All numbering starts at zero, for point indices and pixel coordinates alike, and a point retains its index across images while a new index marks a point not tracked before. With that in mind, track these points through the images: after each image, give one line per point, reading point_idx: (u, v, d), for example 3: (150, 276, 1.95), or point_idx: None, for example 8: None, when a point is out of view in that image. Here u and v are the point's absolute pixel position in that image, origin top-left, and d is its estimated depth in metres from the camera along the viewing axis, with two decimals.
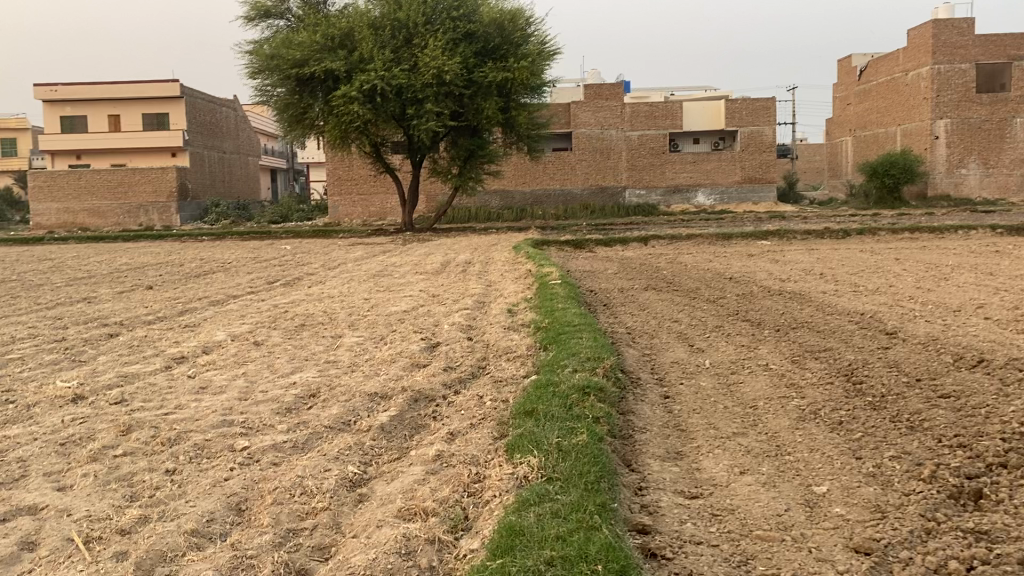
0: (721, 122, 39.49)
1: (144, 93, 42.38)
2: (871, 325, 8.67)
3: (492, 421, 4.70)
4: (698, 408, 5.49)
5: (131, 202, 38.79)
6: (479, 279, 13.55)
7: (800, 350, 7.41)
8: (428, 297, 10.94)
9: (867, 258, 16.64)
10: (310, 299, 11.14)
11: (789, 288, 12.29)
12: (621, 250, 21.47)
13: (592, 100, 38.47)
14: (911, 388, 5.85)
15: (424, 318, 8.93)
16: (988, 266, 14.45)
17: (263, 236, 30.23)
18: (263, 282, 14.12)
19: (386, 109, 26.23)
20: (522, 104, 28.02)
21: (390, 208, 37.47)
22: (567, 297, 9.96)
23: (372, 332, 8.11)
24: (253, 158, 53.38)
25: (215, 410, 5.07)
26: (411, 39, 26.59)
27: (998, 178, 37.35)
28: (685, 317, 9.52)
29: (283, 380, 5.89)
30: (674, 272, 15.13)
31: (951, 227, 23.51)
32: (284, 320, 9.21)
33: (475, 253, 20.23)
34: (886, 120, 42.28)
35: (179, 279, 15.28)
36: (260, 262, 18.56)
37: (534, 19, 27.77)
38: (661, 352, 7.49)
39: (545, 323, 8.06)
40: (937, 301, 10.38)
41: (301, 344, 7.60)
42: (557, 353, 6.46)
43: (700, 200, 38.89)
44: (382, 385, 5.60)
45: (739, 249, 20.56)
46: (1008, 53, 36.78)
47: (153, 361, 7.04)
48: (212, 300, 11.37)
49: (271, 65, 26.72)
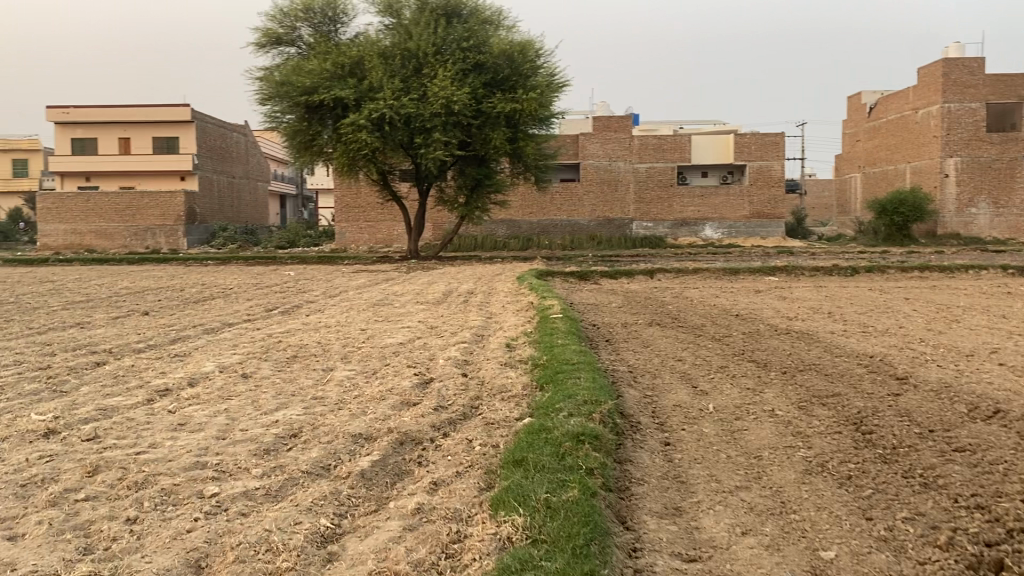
0: (730, 156, 39.44)
1: (154, 116, 42.62)
2: (881, 369, 8.39)
3: (480, 470, 4.46)
4: (699, 457, 5.21)
5: (139, 224, 38.81)
6: (480, 311, 13.35)
7: (807, 395, 7.13)
8: (426, 329, 10.72)
9: (876, 297, 16.37)
10: (306, 329, 10.93)
11: (797, 327, 12.03)
12: (627, 283, 21.27)
13: (600, 132, 38.48)
14: (924, 441, 5.56)
15: (419, 351, 8.71)
16: (1001, 308, 14.16)
17: (268, 261, 30.13)
18: (261, 309, 13.94)
19: (395, 137, 26.20)
20: (531, 135, 27.91)
21: (397, 235, 37.40)
22: (568, 332, 9.71)
23: (365, 365, 7.88)
24: (262, 183, 53.56)
25: (189, 450, 4.83)
26: (421, 69, 26.69)
27: (1009, 218, 37.12)
28: (689, 355, 9.24)
29: (265, 419, 5.66)
30: (680, 308, 14.89)
31: (961, 267, 23.22)
32: (276, 350, 8.99)
33: (479, 282, 20.05)
34: (895, 157, 42.15)
35: (177, 304, 15.12)
36: (261, 289, 18.40)
37: (544, 52, 27.83)
38: (664, 394, 7.21)
39: (544, 360, 7.81)
40: (949, 344, 10.09)
41: (290, 378, 7.37)
42: (554, 394, 6.19)
43: (708, 233, 38.74)
44: (367, 426, 5.37)
45: (746, 284, 20.33)
46: (1019, 93, 36.66)
47: (136, 393, 6.81)
48: (206, 328, 11.18)
49: (281, 92, 26.77)
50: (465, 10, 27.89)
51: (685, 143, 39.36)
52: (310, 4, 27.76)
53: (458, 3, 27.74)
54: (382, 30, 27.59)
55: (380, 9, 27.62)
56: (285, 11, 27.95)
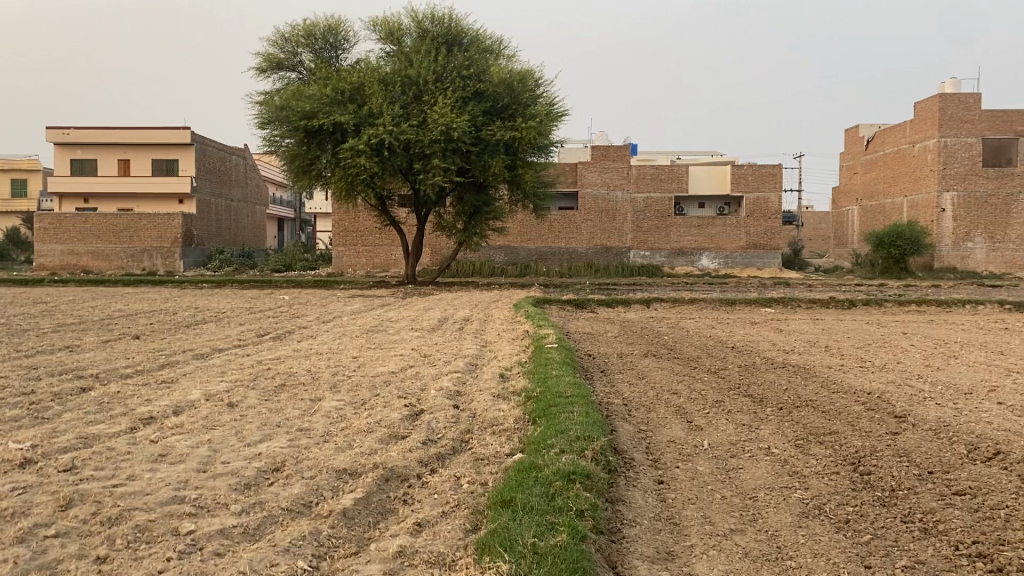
0: (728, 187, 39.55)
1: (154, 138, 42.69)
2: (878, 406, 8.26)
3: (467, 509, 4.34)
4: (694, 497, 5.07)
5: (136, 246, 38.74)
6: (475, 339, 13.23)
7: (803, 433, 7.00)
8: (419, 357, 10.59)
9: (872, 331, 16.30)
10: (297, 356, 10.79)
11: (793, 360, 11.92)
12: (624, 312, 21.18)
13: (599, 161, 38.61)
14: (923, 483, 5.44)
15: (410, 381, 8.59)
16: (998, 344, 14.10)
17: (264, 285, 30.01)
18: (253, 334, 13.79)
19: (393, 162, 26.24)
20: (529, 163, 27.92)
21: (394, 260, 37.32)
22: (562, 363, 9.58)
23: (355, 395, 7.75)
24: (260, 207, 53.62)
25: (167, 483, 4.70)
26: (421, 95, 26.79)
27: (1005, 253, 37.20)
28: (684, 389, 9.10)
29: (249, 451, 5.53)
30: (676, 338, 14.79)
31: (958, 302, 23.18)
32: (265, 378, 8.85)
33: (475, 309, 19.95)
34: (892, 190, 42.30)
35: (169, 328, 14.97)
36: (255, 313, 18.27)
37: (544, 81, 28.00)
38: (658, 429, 7.08)
39: (537, 392, 7.68)
40: (947, 381, 9.98)
41: (278, 408, 7.23)
42: (546, 429, 6.05)
43: (704, 263, 38.71)
44: (352, 460, 5.25)
45: (742, 315, 20.26)
46: (1014, 129, 36.87)
47: (119, 421, 6.67)
48: (197, 353, 11.04)
49: (281, 116, 26.81)
50: (465, 39, 28.07)
51: (683, 173, 39.45)
52: (312, 30, 27.93)
53: (459, 32, 27.93)
54: (383, 57, 27.73)
55: (381, 36, 27.77)
56: (287, 36, 28.08)
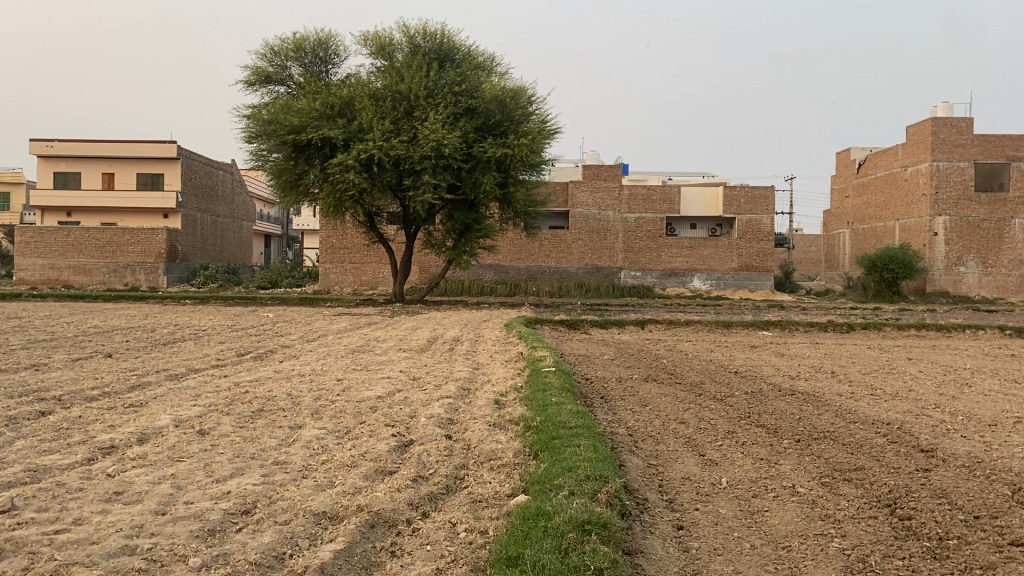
0: (720, 209, 39.14)
1: (140, 152, 41.98)
2: (902, 439, 7.69)
3: (465, 567, 3.74)
4: (721, 546, 4.48)
5: (119, 260, 37.98)
6: (466, 361, 12.60)
7: (827, 469, 6.42)
8: (407, 380, 9.96)
9: (876, 356, 15.74)
10: (278, 377, 10.14)
11: (801, 387, 11.36)
12: (617, 334, 20.64)
13: (590, 181, 38.13)
14: (973, 531, 4.86)
15: (398, 407, 7.96)
16: (1008, 371, 13.59)
17: (248, 302, 29.24)
18: (233, 353, 13.11)
19: (383, 178, 25.72)
20: (520, 180, 27.38)
21: (382, 278, 36.67)
22: (561, 390, 8.95)
23: (338, 423, 7.12)
24: (247, 223, 52.98)
25: (118, 529, 4.06)
26: (412, 111, 26.33)
27: (998, 277, 36.94)
28: (691, 418, 8.51)
29: (216, 489, 4.91)
30: (675, 362, 14.21)
31: (957, 326, 22.71)
32: (241, 402, 8.21)
33: (465, 329, 19.35)
34: (884, 214, 41.99)
35: (146, 346, 14.27)
36: (238, 331, 17.58)
37: (536, 98, 27.56)
38: (669, 463, 6.49)
39: (539, 421, 7.06)
40: (965, 411, 9.43)
41: (252, 437, 6.59)
42: (551, 466, 5.43)
43: (696, 284, 38.21)
44: (332, 503, 4.63)
45: (740, 338, 19.69)
46: (1007, 154, 36.65)
47: (75, 451, 6.01)
48: (171, 374, 10.38)
49: (269, 130, 26.29)
50: (458, 54, 27.55)
51: (675, 194, 39.03)
52: (302, 44, 27.41)
53: (452, 47, 27.43)
54: (374, 72, 27.24)
55: (372, 51, 27.29)
56: (276, 49, 27.55)
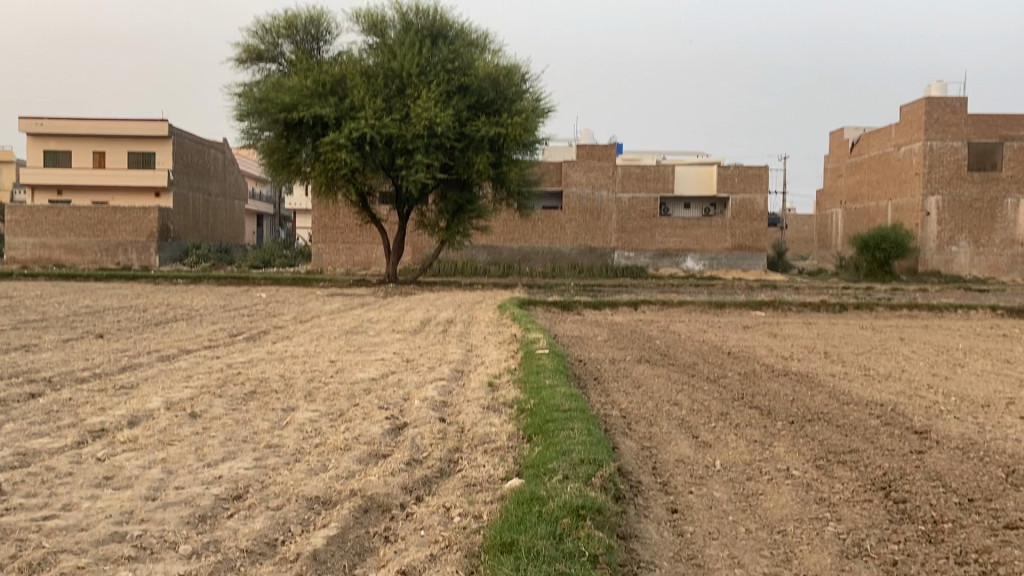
0: (713, 187, 38.94)
1: (131, 131, 41.60)
2: (895, 421, 7.68)
3: (459, 553, 3.71)
4: (716, 530, 4.47)
5: (111, 240, 37.73)
6: (459, 342, 12.56)
7: (822, 452, 6.40)
8: (401, 361, 9.92)
9: (868, 337, 15.77)
10: (270, 359, 10.08)
11: (794, 368, 11.35)
12: (610, 314, 20.62)
13: (584, 160, 37.88)
14: (968, 514, 4.85)
15: (391, 389, 7.92)
16: (1000, 352, 13.62)
17: (240, 282, 29.11)
18: (225, 334, 13.04)
19: (375, 157, 25.59)
20: (514, 160, 27.25)
21: (375, 258, 36.55)
22: (555, 372, 8.91)
23: (331, 405, 7.08)
24: (239, 202, 52.65)
25: (107, 515, 4.01)
26: (404, 89, 26.13)
27: (989, 257, 37.04)
28: (685, 399, 8.48)
29: (207, 474, 4.86)
30: (668, 343, 14.21)
31: (949, 306, 22.77)
32: (233, 384, 8.15)
33: (458, 310, 19.31)
34: (877, 194, 41.98)
35: (138, 327, 14.17)
36: (230, 312, 17.52)
37: (529, 76, 27.36)
38: (663, 446, 6.46)
39: (533, 404, 7.02)
40: (958, 392, 9.43)
41: (244, 420, 6.54)
42: (545, 450, 5.40)
43: (688, 264, 38.26)
44: (324, 487, 4.59)
45: (733, 318, 19.70)
46: (999, 133, 36.61)
47: (65, 434, 5.96)
48: (163, 355, 10.31)
49: (260, 108, 26.06)
50: (451, 32, 27.27)
51: (668, 174, 38.91)
52: (293, 21, 27.10)
53: (444, 25, 27.12)
54: (366, 50, 26.95)
55: (364, 28, 26.98)
56: (267, 27, 27.25)
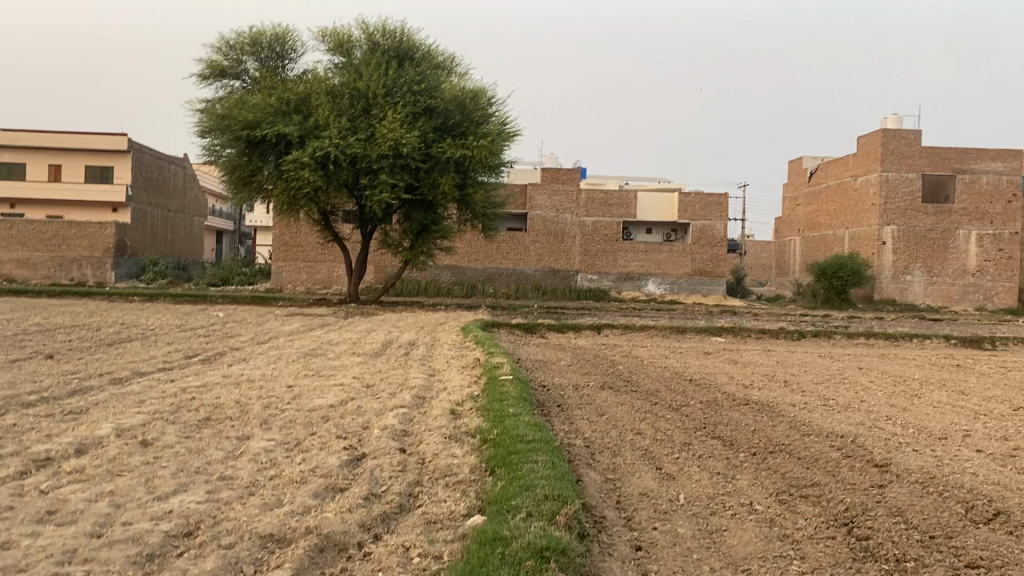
0: (675, 214, 39.41)
1: (89, 144, 40.85)
2: (856, 453, 7.72)
3: None
4: (681, 570, 4.41)
5: (65, 255, 36.89)
6: (421, 367, 12.41)
7: (784, 485, 6.39)
8: (361, 387, 9.74)
9: (827, 365, 15.93)
10: (226, 383, 9.83)
11: (756, 397, 11.39)
12: (573, 338, 20.61)
13: (548, 184, 38.09)
14: (930, 552, 4.85)
15: (351, 417, 7.75)
16: (956, 382, 13.83)
17: (198, 300, 28.60)
18: (180, 356, 12.72)
19: (339, 177, 25.37)
20: (478, 182, 27.22)
21: (336, 277, 36.19)
22: (518, 399, 8.80)
23: (288, 434, 6.90)
24: (198, 218, 51.92)
25: (48, 555, 3.82)
26: (369, 109, 26.05)
27: (942, 287, 37.85)
28: (648, 428, 8.45)
29: (157, 508, 4.67)
30: (631, 369, 14.20)
31: (906, 335, 23.13)
32: (187, 410, 7.91)
33: (420, 332, 19.14)
34: (834, 222, 42.74)
35: (90, 347, 13.79)
36: (186, 332, 17.14)
37: (496, 99, 27.44)
38: (626, 478, 6.40)
39: (496, 435, 6.91)
40: (915, 424, 9.53)
41: (197, 449, 6.34)
42: (508, 485, 5.29)
43: (650, 288, 38.45)
44: (280, 524, 4.44)
45: (694, 344, 19.81)
46: (952, 166, 37.57)
47: (6, 464, 5.70)
48: (115, 377, 10.01)
49: (222, 125, 25.77)
50: (417, 54, 27.28)
51: (631, 199, 39.22)
52: (258, 38, 26.93)
53: (411, 46, 27.15)
54: (331, 69, 26.84)
55: (330, 47, 26.89)
56: (231, 43, 27.02)
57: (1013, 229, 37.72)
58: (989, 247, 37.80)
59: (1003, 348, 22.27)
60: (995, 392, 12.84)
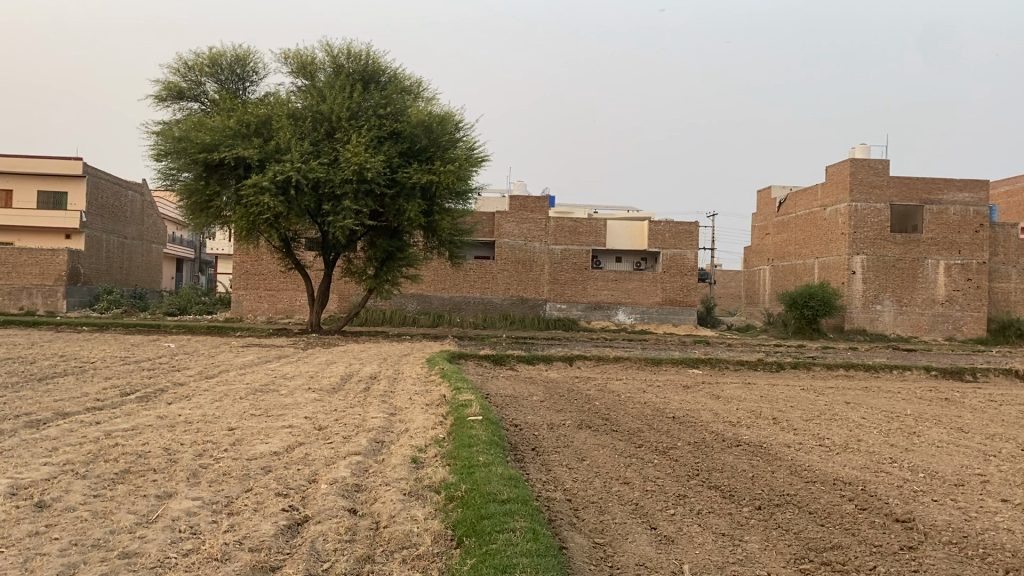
0: (644, 243, 38.76)
1: (43, 168, 39.27)
2: (872, 506, 6.81)
3: None
4: None
5: (14, 283, 35.29)
6: (382, 404, 11.36)
7: (801, 549, 5.47)
8: (312, 430, 8.68)
9: (813, 399, 15.14)
10: (160, 426, 8.69)
11: (746, 436, 10.47)
12: (545, 370, 19.66)
13: (516, 212, 37.34)
14: None
15: (296, 468, 6.69)
16: (950, 418, 13.10)
17: (151, 330, 27.20)
18: (116, 393, 11.53)
19: (300, 202, 24.21)
20: (446, 209, 26.31)
21: (299, 306, 34.93)
22: (488, 445, 7.79)
23: (218, 491, 5.83)
24: (157, 246, 50.30)
25: None
26: (333, 132, 25.07)
27: (911, 316, 37.54)
28: (636, 477, 7.49)
29: None
30: (607, 405, 13.28)
31: (884, 365, 22.48)
32: (105, 461, 6.78)
33: (383, 365, 18.05)
34: (803, 251, 42.37)
35: (19, 383, 12.51)
36: (130, 365, 15.92)
37: (465, 124, 26.74)
38: (619, 542, 5.42)
39: (465, 492, 5.92)
40: (927, 468, 8.66)
41: (107, 511, 5.28)
42: (481, 565, 4.32)
43: (620, 318, 37.53)
44: None
45: (670, 377, 18.92)
46: (920, 197, 37.41)
47: None
48: (33, 420, 8.83)
49: (179, 148, 24.59)
50: (384, 77, 26.46)
51: (600, 227, 38.45)
52: (217, 60, 25.94)
53: (377, 70, 26.30)
54: (294, 92, 25.85)
55: (293, 69, 25.94)
56: (190, 64, 25.93)
57: (980, 259, 37.65)
58: (958, 276, 37.62)
59: (984, 380, 21.71)
60: (994, 428, 12.08)
